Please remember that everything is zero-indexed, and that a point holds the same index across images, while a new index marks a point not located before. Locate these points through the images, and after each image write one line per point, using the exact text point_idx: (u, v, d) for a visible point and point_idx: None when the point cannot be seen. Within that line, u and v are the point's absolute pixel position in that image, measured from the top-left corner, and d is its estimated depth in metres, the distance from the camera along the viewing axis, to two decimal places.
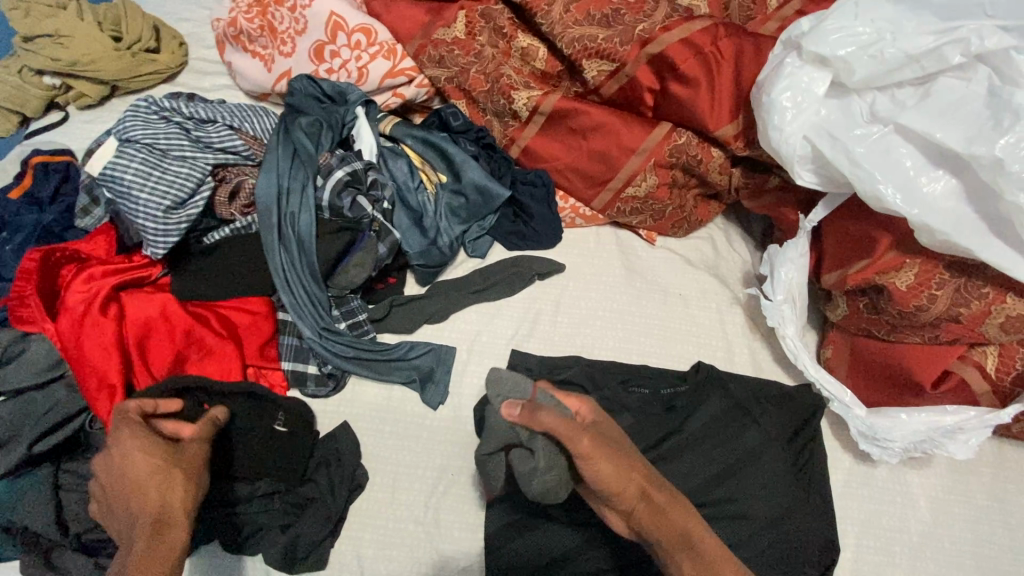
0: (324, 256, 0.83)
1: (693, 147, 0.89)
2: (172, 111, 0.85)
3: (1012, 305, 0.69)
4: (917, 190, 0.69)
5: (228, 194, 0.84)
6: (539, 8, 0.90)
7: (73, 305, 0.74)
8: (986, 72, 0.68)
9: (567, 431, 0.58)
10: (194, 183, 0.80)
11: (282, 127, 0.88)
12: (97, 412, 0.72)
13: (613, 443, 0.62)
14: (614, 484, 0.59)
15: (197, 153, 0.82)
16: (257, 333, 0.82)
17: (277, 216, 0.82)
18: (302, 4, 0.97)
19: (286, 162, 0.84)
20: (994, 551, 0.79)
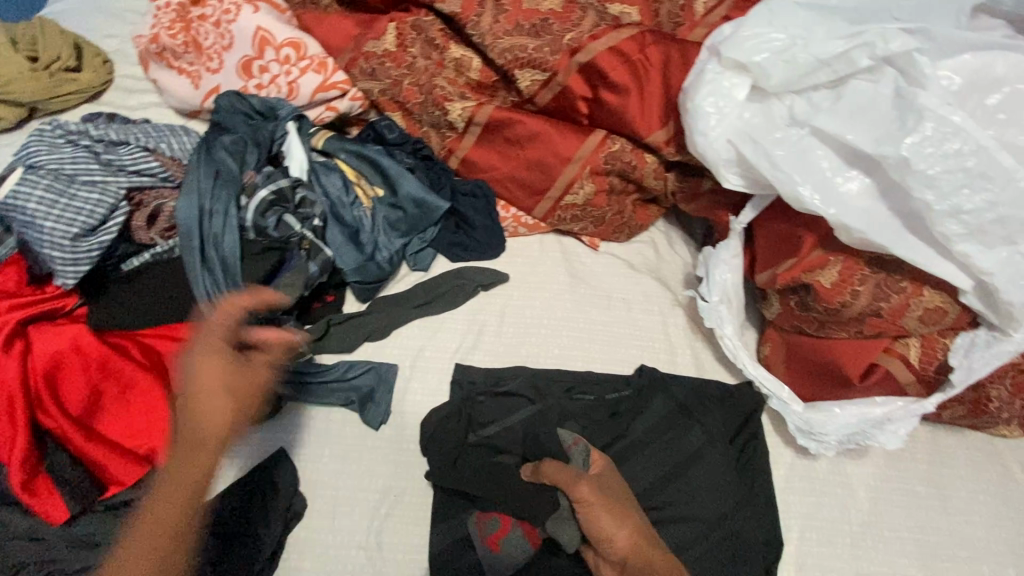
0: (250, 278, 0.80)
1: (627, 154, 0.90)
2: (82, 135, 0.82)
3: (929, 298, 0.72)
4: (833, 190, 0.71)
5: (146, 217, 0.81)
6: (469, 20, 0.90)
7: None
8: (893, 74, 0.70)
9: (566, 475, 0.72)
10: (105, 209, 0.77)
11: (203, 146, 0.85)
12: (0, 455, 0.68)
13: (617, 495, 0.72)
14: (606, 533, 0.68)
15: (108, 177, 0.79)
16: None
17: (199, 239, 0.79)
18: (227, 19, 0.95)
19: (208, 183, 0.82)
20: (932, 537, 0.81)
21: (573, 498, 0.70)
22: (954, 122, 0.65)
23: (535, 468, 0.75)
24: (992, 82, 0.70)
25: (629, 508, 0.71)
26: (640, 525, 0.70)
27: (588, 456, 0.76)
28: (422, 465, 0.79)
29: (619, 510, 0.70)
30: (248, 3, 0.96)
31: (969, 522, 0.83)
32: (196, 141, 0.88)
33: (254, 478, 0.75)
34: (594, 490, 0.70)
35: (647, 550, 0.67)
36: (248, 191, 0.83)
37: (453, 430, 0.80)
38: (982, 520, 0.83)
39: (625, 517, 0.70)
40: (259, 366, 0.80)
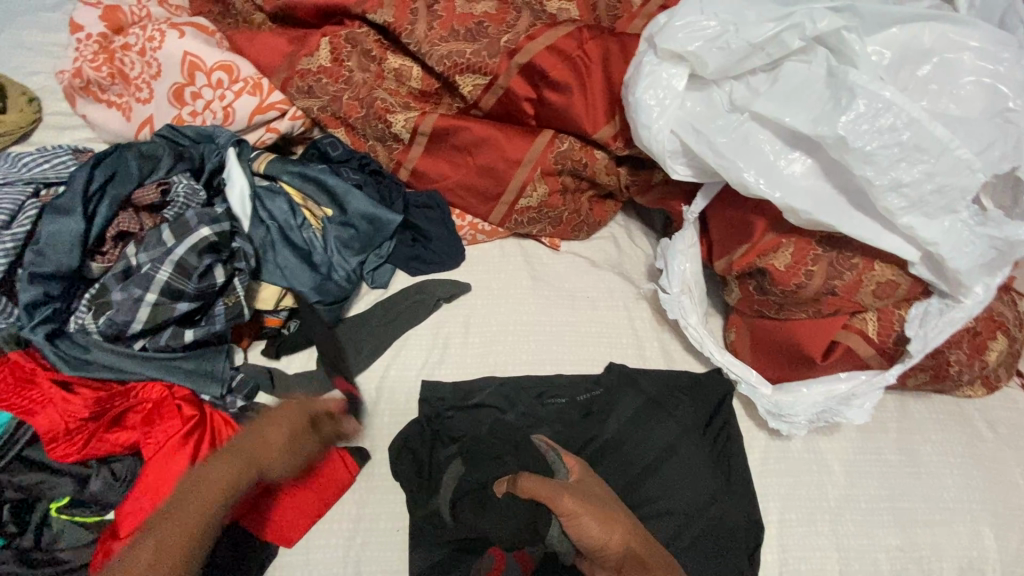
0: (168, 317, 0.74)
1: (577, 152, 0.89)
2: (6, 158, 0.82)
3: (880, 272, 0.73)
4: (777, 173, 0.71)
5: (52, 245, 0.72)
6: (403, 29, 0.88)
7: (16, 387, 0.70)
8: (825, 53, 0.70)
9: (550, 490, 0.68)
10: (4, 220, 0.73)
11: (126, 159, 0.79)
12: (59, 458, 0.68)
13: (601, 499, 0.69)
14: (599, 541, 0.65)
15: (15, 195, 0.75)
16: (162, 415, 0.72)
17: (128, 264, 0.75)
18: (152, 46, 0.92)
19: (198, 245, 0.75)
20: (908, 504, 0.82)
21: (559, 511, 0.66)
22: (885, 97, 0.66)
23: (511, 483, 0.71)
24: (922, 54, 0.70)
25: (615, 511, 0.68)
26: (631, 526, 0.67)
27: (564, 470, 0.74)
28: (396, 488, 0.77)
29: (607, 516, 0.67)
30: (173, 28, 0.92)
31: (941, 485, 0.84)
32: (118, 151, 0.81)
33: (229, 514, 0.72)
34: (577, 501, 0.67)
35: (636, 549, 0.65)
36: (176, 201, 0.80)
37: (419, 449, 0.79)
38: (954, 481, 0.84)
39: (616, 521, 0.67)
40: (232, 404, 0.77)
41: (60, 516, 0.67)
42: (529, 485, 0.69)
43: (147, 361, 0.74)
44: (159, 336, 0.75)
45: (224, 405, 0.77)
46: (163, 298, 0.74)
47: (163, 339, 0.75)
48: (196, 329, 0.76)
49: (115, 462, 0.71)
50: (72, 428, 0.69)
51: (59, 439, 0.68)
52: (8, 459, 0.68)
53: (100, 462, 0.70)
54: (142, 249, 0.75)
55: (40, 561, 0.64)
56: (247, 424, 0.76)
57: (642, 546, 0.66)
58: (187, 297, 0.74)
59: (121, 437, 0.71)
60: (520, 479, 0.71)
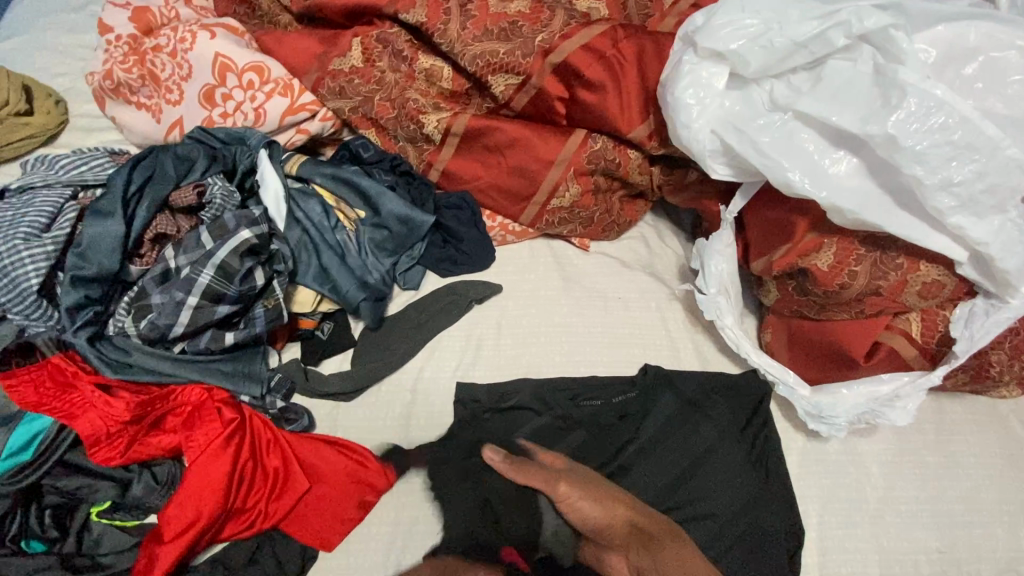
0: (208, 319, 0.74)
1: (610, 152, 0.89)
2: (43, 161, 0.82)
3: (925, 272, 0.72)
4: (822, 172, 0.70)
5: (94, 248, 0.72)
6: (435, 28, 0.87)
7: (60, 390, 0.70)
8: (870, 51, 0.69)
9: (541, 476, 0.76)
10: (44, 222, 0.73)
11: (162, 161, 0.79)
12: (102, 461, 0.68)
13: (599, 482, 0.77)
14: (600, 521, 0.74)
15: (52, 198, 0.75)
16: (203, 418, 0.72)
17: (167, 266, 0.75)
18: (183, 48, 0.91)
19: (239, 248, 0.75)
20: (947, 506, 0.82)
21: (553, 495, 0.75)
22: (935, 96, 0.65)
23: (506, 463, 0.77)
24: (969, 52, 0.70)
25: (614, 491, 0.76)
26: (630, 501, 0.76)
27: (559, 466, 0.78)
28: None
29: (605, 498, 0.75)
30: (203, 29, 0.92)
31: (980, 487, 0.83)
32: (153, 152, 0.81)
33: (269, 519, 0.71)
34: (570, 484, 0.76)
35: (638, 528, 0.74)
36: (213, 203, 0.79)
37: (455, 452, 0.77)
38: (992, 483, 0.83)
39: (612, 500, 0.75)
40: (271, 405, 0.77)
41: (102, 520, 0.67)
42: (519, 473, 0.76)
43: (188, 364, 0.74)
44: (200, 339, 0.75)
45: (264, 406, 0.76)
46: (204, 301, 0.74)
47: (203, 342, 0.75)
48: (237, 332, 0.76)
49: (156, 466, 0.70)
50: (115, 431, 0.69)
51: (101, 443, 0.69)
52: (50, 464, 0.67)
53: (142, 466, 0.70)
54: (181, 252, 0.75)
55: (83, 566, 0.64)
56: (286, 425, 0.77)
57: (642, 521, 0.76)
58: (227, 300, 0.74)
59: (163, 440, 0.70)
60: (514, 462, 0.77)
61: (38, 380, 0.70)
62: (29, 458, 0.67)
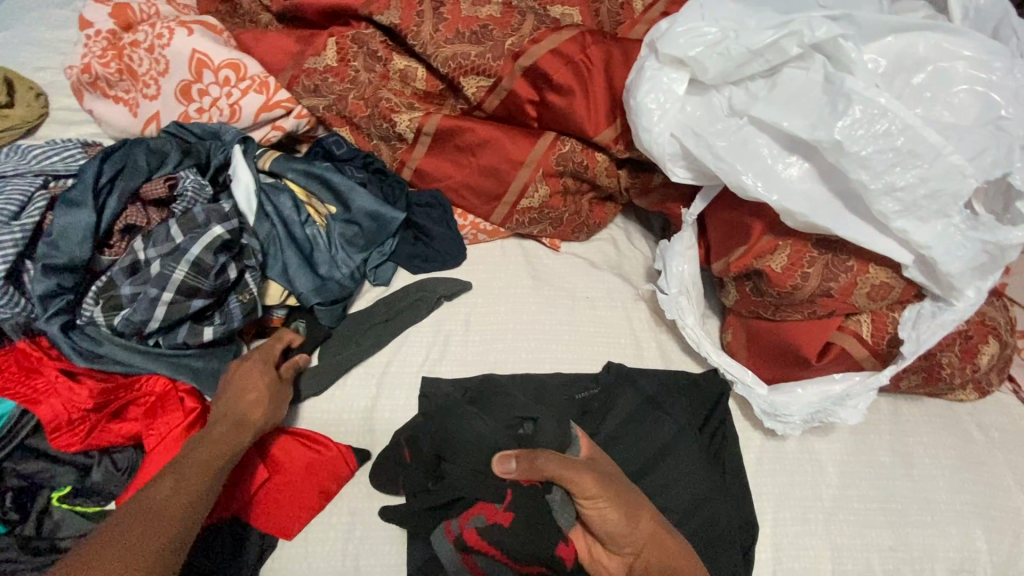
0: (183, 314, 0.74)
1: (578, 154, 0.91)
2: (16, 150, 0.83)
3: (875, 274, 0.74)
4: (776, 176, 0.72)
5: (65, 237, 0.72)
6: (409, 30, 0.89)
7: (22, 375, 0.70)
8: (822, 61, 0.71)
9: (575, 473, 0.66)
10: (13, 211, 0.73)
11: (132, 155, 0.80)
12: (62, 448, 0.68)
13: (622, 487, 0.69)
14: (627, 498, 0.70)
15: (23, 186, 0.76)
16: (164, 407, 0.72)
17: (140, 260, 0.75)
18: (161, 44, 0.93)
19: (213, 244, 0.75)
20: (900, 504, 0.84)
21: (579, 494, 0.66)
22: (881, 104, 0.67)
23: (524, 461, 0.67)
24: (916, 62, 0.72)
25: (640, 502, 0.69)
26: (656, 517, 0.68)
27: (575, 435, 0.76)
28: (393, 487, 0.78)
29: (631, 510, 0.67)
30: (182, 26, 0.94)
31: (933, 487, 0.85)
32: (125, 144, 0.81)
33: (228, 507, 0.73)
34: (601, 484, 0.66)
35: (652, 545, 0.66)
36: (184, 196, 0.80)
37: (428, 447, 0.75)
38: (945, 484, 0.85)
39: (640, 516, 0.67)
40: None
41: (63, 505, 0.67)
42: (556, 467, 0.66)
43: (159, 357, 0.74)
44: (176, 333, 0.75)
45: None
46: (179, 296, 0.74)
47: (180, 336, 0.75)
48: (215, 326, 0.76)
49: (117, 453, 0.71)
50: (76, 418, 0.69)
51: (62, 429, 0.68)
52: (13, 446, 0.69)
53: (102, 453, 0.71)
54: (150, 245, 0.76)
55: (41, 549, 0.64)
56: None
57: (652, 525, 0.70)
58: (202, 294, 0.75)
59: (124, 427, 0.71)
60: (536, 458, 0.67)
61: (4, 364, 0.71)
62: None
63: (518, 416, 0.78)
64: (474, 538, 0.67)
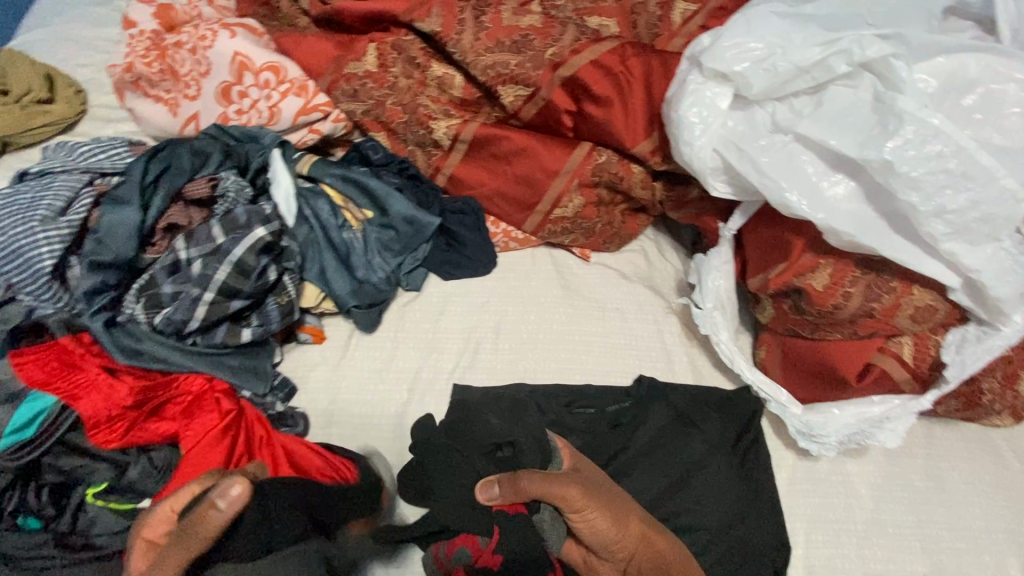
0: (222, 314, 0.75)
1: (614, 165, 0.90)
2: (64, 147, 0.85)
3: (918, 296, 0.73)
4: (821, 195, 0.72)
5: (112, 234, 0.72)
6: (449, 37, 0.90)
7: (62, 371, 0.70)
8: (871, 79, 0.71)
9: (562, 486, 0.60)
10: (60, 206, 0.74)
11: (175, 154, 0.81)
12: (100, 444, 0.69)
13: (605, 490, 0.64)
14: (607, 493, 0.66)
15: (71, 183, 0.77)
16: (201, 406, 0.73)
17: (181, 260, 0.76)
18: (203, 45, 0.94)
19: (255, 246, 0.76)
20: (935, 530, 0.82)
21: (571, 507, 0.60)
22: (933, 124, 0.66)
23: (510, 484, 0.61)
24: (967, 84, 0.71)
25: (624, 503, 0.64)
26: (643, 517, 0.64)
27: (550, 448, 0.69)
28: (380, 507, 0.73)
29: (617, 512, 0.62)
30: (224, 28, 0.95)
31: (969, 514, 0.83)
32: (167, 144, 0.82)
33: None
34: (586, 492, 0.61)
35: (641, 544, 0.62)
36: (225, 196, 0.81)
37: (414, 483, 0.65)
38: (981, 511, 0.83)
39: (628, 518, 0.63)
40: (271, 405, 0.78)
41: (97, 501, 0.67)
42: (543, 484, 0.60)
43: (198, 356, 0.75)
44: (215, 333, 0.76)
45: (264, 405, 0.77)
46: (220, 296, 0.75)
47: (219, 336, 0.76)
48: (252, 327, 0.77)
49: (153, 451, 0.71)
50: (116, 415, 0.69)
51: (102, 426, 0.69)
52: (51, 444, 0.68)
53: (139, 450, 0.71)
54: (192, 244, 0.76)
55: (76, 545, 0.65)
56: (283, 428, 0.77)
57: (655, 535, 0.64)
58: (242, 295, 0.75)
59: (160, 427, 0.71)
60: (520, 478, 0.61)
61: (44, 360, 0.70)
62: (31, 437, 0.67)
63: (494, 441, 0.72)
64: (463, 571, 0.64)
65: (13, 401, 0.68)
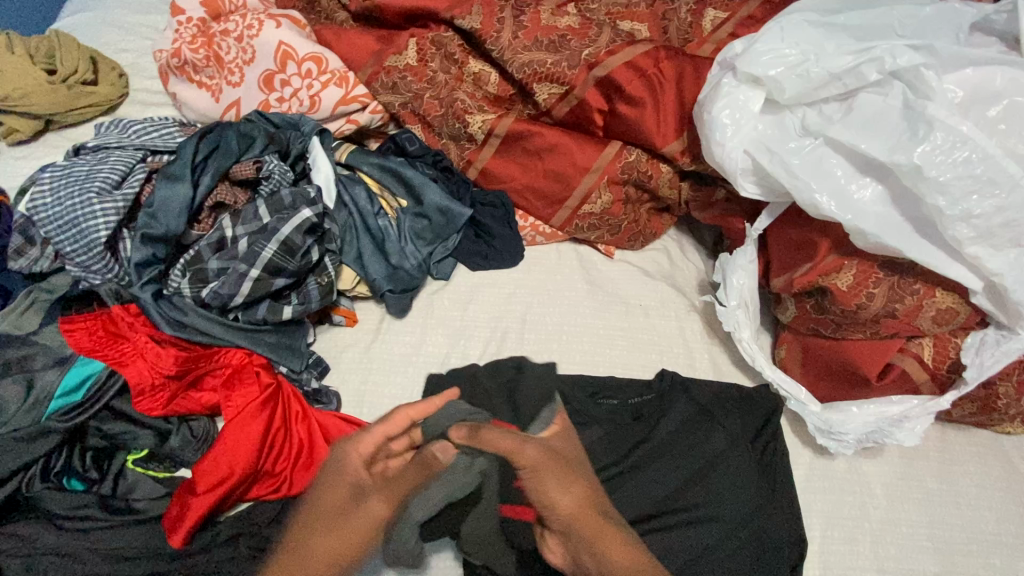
0: (263, 288, 0.78)
1: (643, 164, 0.93)
2: (113, 127, 0.89)
3: (941, 299, 0.75)
4: (849, 197, 0.74)
5: (164, 208, 0.77)
6: (488, 35, 0.93)
7: (113, 339, 0.75)
8: (900, 87, 0.73)
9: (516, 445, 0.61)
10: (116, 179, 0.78)
11: (221, 136, 0.85)
12: (143, 409, 0.72)
13: (564, 460, 0.63)
14: (552, 498, 0.58)
15: (125, 159, 0.81)
16: (240, 378, 0.76)
17: (226, 236, 0.79)
18: (249, 34, 0.97)
19: (301, 226, 0.79)
20: (947, 532, 0.83)
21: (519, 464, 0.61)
22: (961, 132, 0.69)
23: (469, 433, 0.65)
24: (993, 95, 0.74)
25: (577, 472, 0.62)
26: (591, 492, 0.61)
27: (549, 416, 0.75)
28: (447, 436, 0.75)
29: (566, 476, 0.60)
30: (270, 18, 0.98)
31: (980, 517, 0.84)
32: (215, 126, 0.86)
33: (296, 486, 0.73)
34: (538, 454, 0.61)
35: (592, 520, 0.59)
36: (270, 178, 0.84)
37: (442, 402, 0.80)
38: (992, 514, 0.85)
39: (575, 485, 0.60)
40: (306, 381, 0.80)
41: (135, 468, 0.71)
42: (499, 440, 0.62)
43: (238, 331, 0.78)
44: (256, 310, 0.79)
45: (299, 381, 0.80)
46: (264, 273, 0.78)
47: (260, 313, 0.79)
48: (294, 307, 0.80)
49: (193, 421, 0.74)
50: (158, 381, 0.73)
51: (145, 393, 0.72)
52: (97, 408, 0.71)
53: (180, 419, 0.73)
54: (238, 223, 0.80)
55: (117, 508, 0.68)
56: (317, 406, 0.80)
57: (594, 515, 0.59)
58: (285, 273, 0.78)
59: (203, 397, 0.75)
60: (485, 432, 0.63)
61: (93, 327, 0.75)
62: (77, 399, 0.71)
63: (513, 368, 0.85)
64: (512, 510, 0.72)
65: (60, 365, 0.72)
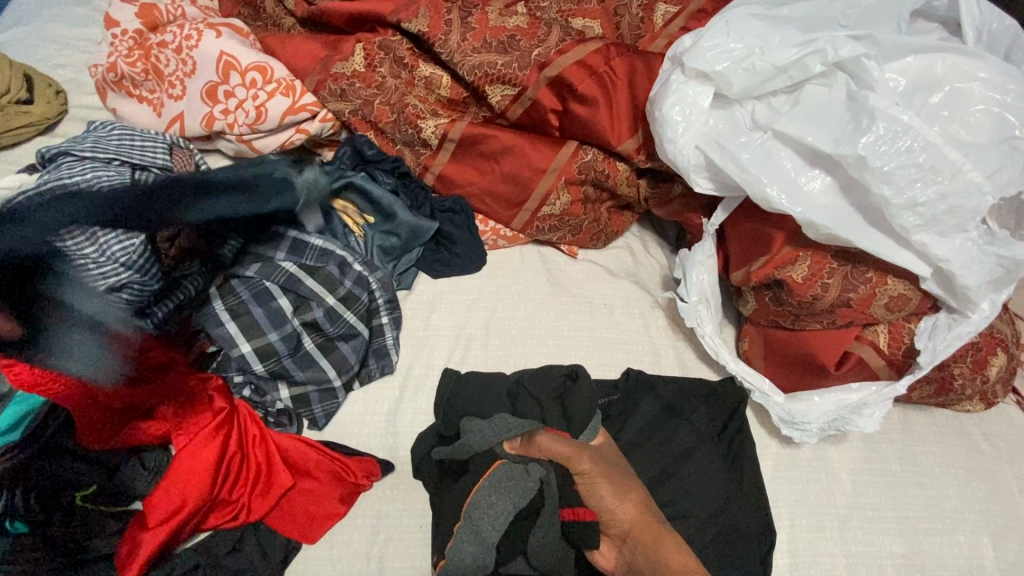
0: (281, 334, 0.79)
1: (600, 163, 0.92)
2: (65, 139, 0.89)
3: (893, 286, 0.76)
4: (799, 189, 0.74)
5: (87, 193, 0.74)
6: (437, 38, 0.91)
7: None
8: (843, 78, 0.74)
9: (573, 451, 0.70)
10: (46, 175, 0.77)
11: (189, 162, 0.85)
12: (86, 442, 0.70)
13: (612, 467, 0.73)
14: (610, 505, 0.69)
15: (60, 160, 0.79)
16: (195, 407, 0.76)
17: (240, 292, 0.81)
18: (189, 45, 0.94)
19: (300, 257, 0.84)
20: (911, 513, 0.84)
21: (576, 470, 0.70)
22: (903, 121, 0.70)
23: (524, 441, 0.72)
24: (933, 83, 0.75)
25: (629, 484, 0.72)
26: (642, 501, 0.70)
27: (596, 425, 0.79)
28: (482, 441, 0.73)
29: (622, 487, 0.70)
30: (210, 28, 0.95)
31: (943, 495, 0.86)
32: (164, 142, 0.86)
33: (256, 510, 0.73)
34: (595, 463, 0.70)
35: (648, 532, 0.68)
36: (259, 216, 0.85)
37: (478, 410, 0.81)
38: (954, 492, 0.86)
39: (628, 493, 0.70)
40: (269, 404, 0.81)
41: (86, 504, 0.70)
42: (555, 448, 0.70)
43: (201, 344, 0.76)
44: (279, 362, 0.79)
45: (264, 404, 0.80)
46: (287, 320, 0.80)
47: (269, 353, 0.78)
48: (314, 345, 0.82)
49: (147, 452, 0.74)
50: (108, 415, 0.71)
51: (91, 427, 0.70)
52: (40, 444, 0.69)
53: (133, 451, 0.74)
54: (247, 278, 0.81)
55: (69, 548, 0.67)
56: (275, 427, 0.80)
57: (649, 520, 0.69)
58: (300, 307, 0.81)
59: (155, 426, 0.74)
60: (538, 437, 0.72)
61: None
62: (17, 439, 0.68)
63: (565, 371, 0.85)
64: (571, 512, 0.69)
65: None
